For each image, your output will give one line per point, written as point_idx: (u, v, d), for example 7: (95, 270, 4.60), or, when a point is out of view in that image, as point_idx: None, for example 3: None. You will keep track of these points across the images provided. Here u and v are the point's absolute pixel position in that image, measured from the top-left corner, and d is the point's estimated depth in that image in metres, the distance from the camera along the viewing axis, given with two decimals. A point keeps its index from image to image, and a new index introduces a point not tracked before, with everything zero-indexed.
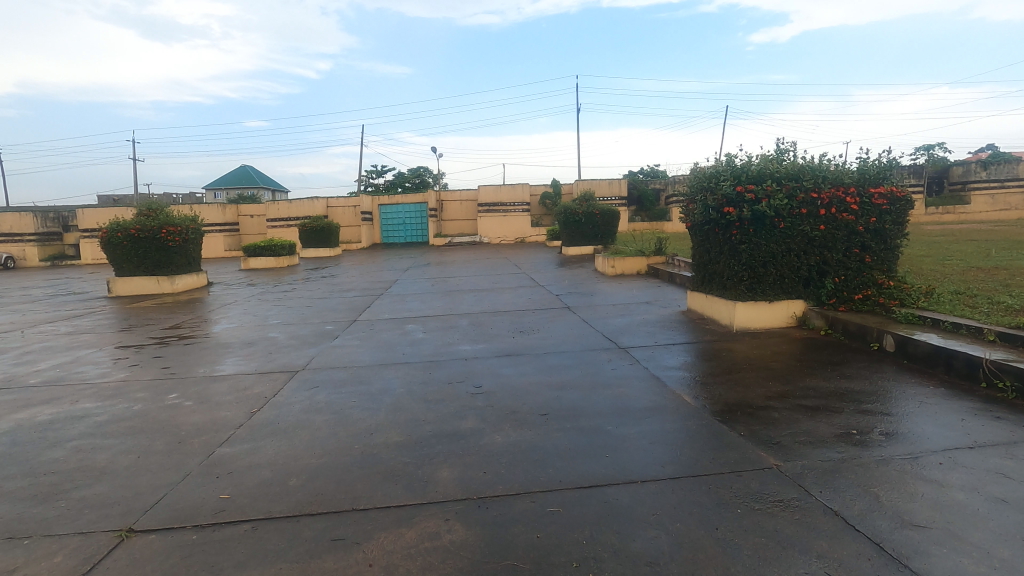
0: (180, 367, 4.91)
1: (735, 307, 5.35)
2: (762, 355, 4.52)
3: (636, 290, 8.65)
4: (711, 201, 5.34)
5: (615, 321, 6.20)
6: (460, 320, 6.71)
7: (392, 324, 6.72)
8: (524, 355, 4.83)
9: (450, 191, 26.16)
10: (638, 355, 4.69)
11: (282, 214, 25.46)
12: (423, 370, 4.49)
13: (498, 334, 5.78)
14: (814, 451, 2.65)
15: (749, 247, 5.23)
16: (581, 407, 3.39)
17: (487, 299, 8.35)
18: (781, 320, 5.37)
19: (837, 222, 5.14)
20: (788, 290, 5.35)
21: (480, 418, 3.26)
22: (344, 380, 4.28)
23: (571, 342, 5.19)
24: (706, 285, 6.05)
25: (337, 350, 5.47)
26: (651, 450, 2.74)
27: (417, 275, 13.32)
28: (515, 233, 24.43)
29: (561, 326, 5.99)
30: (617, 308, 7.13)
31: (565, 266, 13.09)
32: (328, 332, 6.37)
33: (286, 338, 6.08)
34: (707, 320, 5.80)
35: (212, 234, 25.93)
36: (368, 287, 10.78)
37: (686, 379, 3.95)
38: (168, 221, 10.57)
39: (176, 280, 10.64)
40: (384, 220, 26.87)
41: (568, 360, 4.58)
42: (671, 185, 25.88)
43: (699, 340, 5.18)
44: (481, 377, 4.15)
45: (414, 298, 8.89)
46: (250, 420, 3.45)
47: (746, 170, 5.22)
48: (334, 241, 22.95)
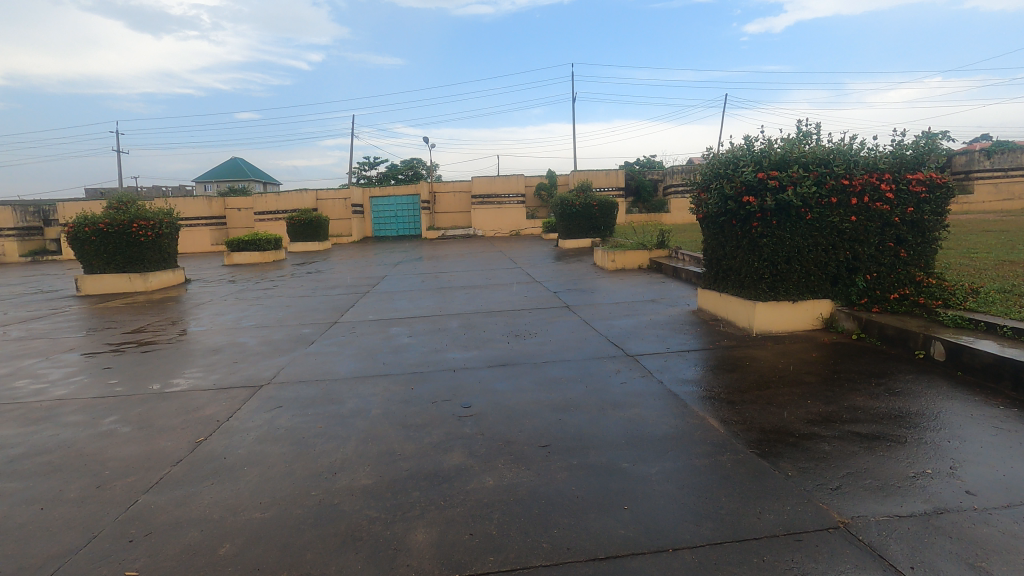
0: (130, 380, 4.34)
1: (755, 308, 4.80)
2: (790, 364, 3.98)
3: (638, 287, 8.09)
4: (729, 190, 4.79)
5: (620, 323, 5.66)
6: (449, 322, 6.14)
7: (375, 327, 6.14)
8: (520, 364, 4.28)
9: (443, 183, 25.51)
10: (649, 365, 4.15)
11: (271, 207, 24.77)
12: (405, 384, 3.92)
13: (491, 339, 5.21)
14: (886, 502, 2.10)
15: (771, 240, 4.68)
16: (589, 435, 2.84)
17: (479, 298, 7.78)
18: (805, 322, 4.83)
19: (870, 213, 4.59)
20: (814, 289, 4.80)
21: (467, 452, 2.70)
22: (312, 397, 3.72)
23: (572, 349, 4.63)
24: (720, 283, 5.50)
25: (311, 358, 4.90)
26: (679, 500, 2.19)
27: (407, 270, 12.73)
28: (509, 225, 23.84)
29: (561, 329, 5.44)
30: (620, 307, 6.58)
31: (561, 261, 12.52)
32: (304, 337, 5.80)
33: (256, 344, 5.50)
34: (721, 322, 5.26)
35: (198, 228, 25.21)
36: (354, 285, 10.19)
37: (708, 395, 3.41)
38: (139, 215, 9.91)
39: (149, 278, 10.02)
40: (375, 213, 26.19)
41: (569, 371, 4.03)
42: (668, 175, 25.29)
43: (714, 345, 4.63)
44: (470, 393, 3.60)
45: (402, 296, 8.30)
46: (192, 454, 2.88)
47: (769, 154, 4.67)
48: (324, 234, 22.29)
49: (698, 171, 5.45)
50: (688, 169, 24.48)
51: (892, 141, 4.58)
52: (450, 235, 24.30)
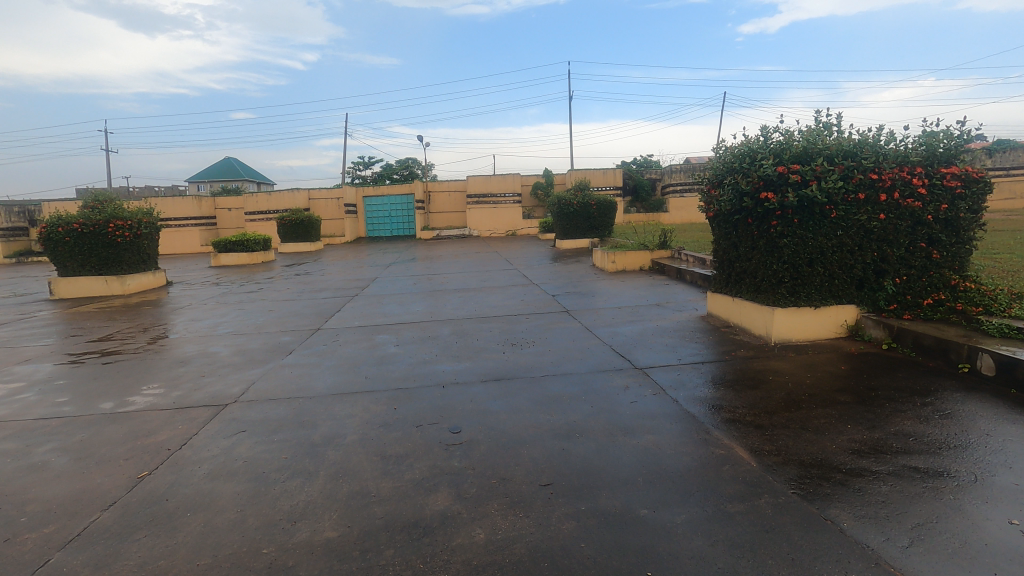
0: (84, 397, 3.90)
1: (774, 315, 4.40)
2: (818, 377, 3.58)
3: (641, 290, 7.69)
4: (745, 186, 4.38)
5: (624, 329, 5.25)
6: (441, 329, 5.72)
7: (361, 334, 5.72)
8: (517, 378, 3.86)
9: (438, 182, 25.08)
10: (660, 379, 3.73)
11: (262, 207, 24.28)
12: (388, 402, 3.50)
13: (485, 348, 4.78)
14: (974, 567, 1.69)
15: (792, 241, 4.26)
16: (598, 470, 2.42)
17: (473, 302, 7.36)
18: (828, 331, 4.43)
19: (900, 210, 4.19)
20: (838, 294, 4.39)
21: (455, 493, 2.28)
22: (282, 418, 3.29)
23: (574, 360, 4.22)
24: (732, 287, 5.10)
25: (287, 370, 4.45)
26: (714, 563, 1.77)
27: (400, 272, 12.29)
28: (505, 226, 23.43)
29: (561, 337, 5.03)
30: (623, 312, 6.17)
31: (559, 262, 12.09)
32: (283, 345, 5.35)
33: (230, 353, 5.07)
34: (735, 330, 4.85)
35: (187, 228, 24.68)
36: (343, 288, 9.74)
37: (732, 416, 3.00)
38: (116, 215, 9.44)
39: (127, 281, 9.54)
40: (369, 213, 25.72)
41: (572, 387, 3.62)
42: (666, 175, 24.90)
43: (730, 355, 4.23)
44: (461, 415, 3.18)
45: (393, 300, 7.88)
46: (131, 493, 2.45)
47: (790, 145, 4.25)
48: (316, 235, 21.83)
49: (710, 165, 5.04)
50: (686, 168, 24.11)
51: (925, 131, 4.17)
52: (446, 235, 23.86)
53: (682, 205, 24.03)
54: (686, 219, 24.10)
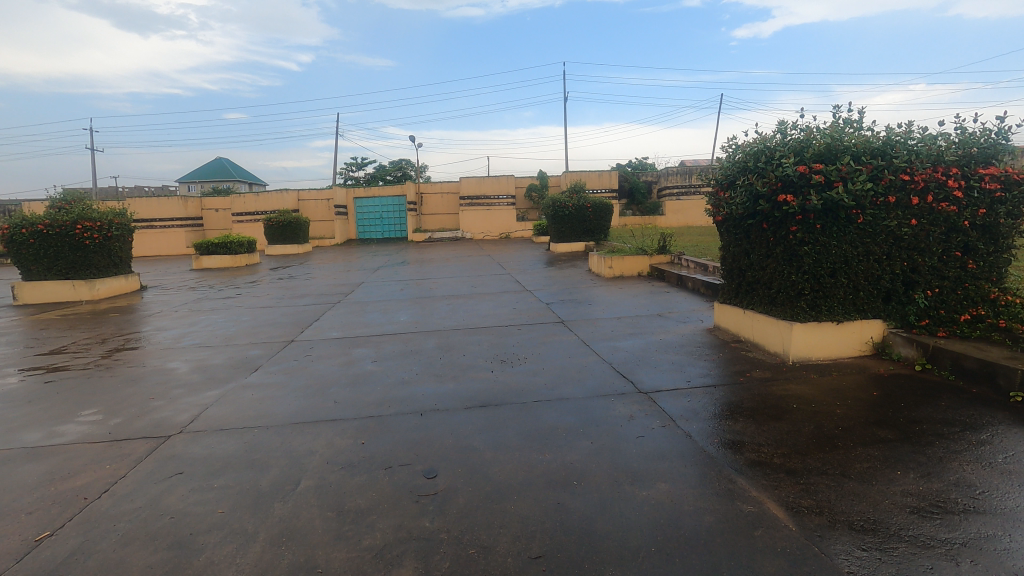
0: (9, 425, 3.41)
1: (792, 331, 3.96)
2: (850, 405, 3.13)
3: (641, 298, 7.25)
4: (762, 187, 3.94)
5: (625, 344, 4.79)
6: (425, 341, 5.25)
7: (338, 347, 5.23)
8: (506, 405, 3.39)
9: (430, 184, 24.60)
10: (668, 406, 3.28)
11: (250, 208, 23.71)
12: (355, 436, 3.02)
13: (472, 366, 4.32)
14: None
15: (814, 248, 3.83)
16: (601, 537, 1.96)
17: (461, 311, 6.90)
18: (851, 349, 3.99)
19: (933, 215, 3.76)
20: (863, 308, 3.96)
21: (423, 569, 1.81)
22: (228, 456, 2.81)
23: (570, 382, 3.76)
24: (744, 299, 4.66)
25: (249, 390, 3.97)
26: None
27: (387, 276, 11.81)
28: (499, 228, 22.98)
29: (556, 353, 4.56)
30: (623, 323, 5.73)
31: (554, 267, 11.65)
32: (250, 360, 4.87)
33: (189, 370, 4.58)
34: (747, 347, 4.41)
35: (173, 229, 24.07)
36: (326, 294, 9.24)
37: (757, 457, 2.54)
38: (84, 216, 8.91)
39: (96, 285, 9.00)
40: (360, 215, 25.20)
41: (568, 416, 3.16)
42: (663, 177, 24.49)
43: (745, 376, 3.78)
44: (437, 454, 2.71)
45: (377, 307, 7.40)
46: (21, 563, 1.97)
47: (811, 142, 3.82)
48: (304, 237, 21.30)
49: (720, 165, 4.60)
50: (683, 170, 23.69)
51: (962, 127, 3.74)
52: (438, 237, 23.37)
53: (679, 208, 23.75)
54: (683, 223, 23.79)
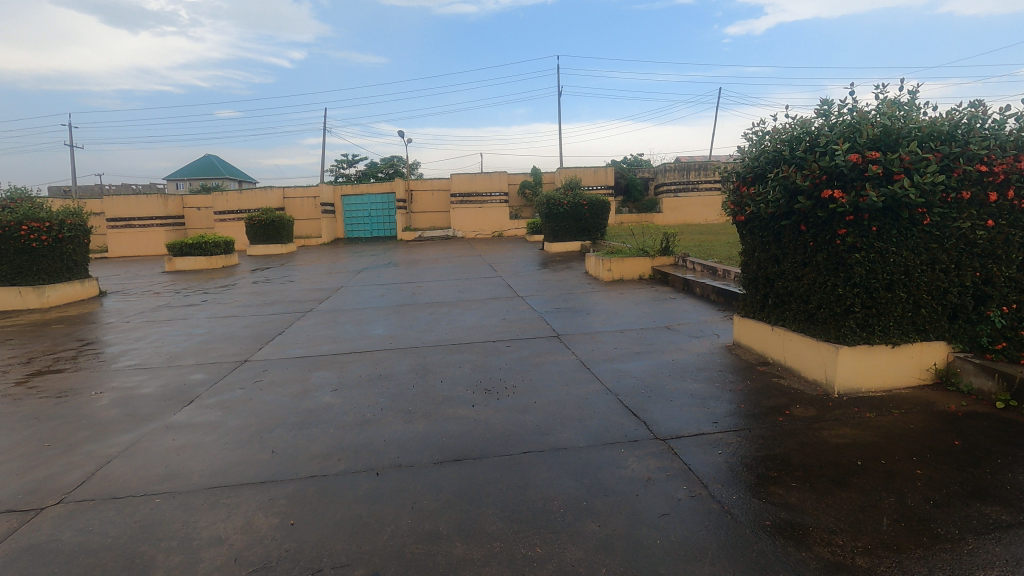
0: None
1: (839, 357, 3.26)
2: (931, 460, 2.43)
3: (645, 306, 6.53)
4: (803, 181, 3.23)
5: (633, 367, 4.07)
6: (399, 363, 4.51)
7: (297, 368, 4.49)
8: (487, 458, 2.66)
9: (420, 180, 23.82)
10: (694, 461, 2.56)
11: (233, 206, 22.86)
12: (286, 511, 2.28)
13: (448, 397, 3.58)
14: None
15: (868, 256, 3.11)
16: None
17: (446, 321, 6.16)
18: (910, 378, 3.29)
19: (1014, 215, 3.06)
20: (925, 328, 3.26)
21: None
22: (105, 547, 2.06)
23: (569, 425, 3.03)
24: (773, 314, 3.95)
25: (173, 432, 3.22)
26: None
27: (370, 279, 11.06)
28: (491, 226, 22.23)
29: (551, 380, 3.83)
30: (627, 338, 5.00)
31: (548, 268, 10.92)
32: (189, 387, 4.12)
33: (112, 402, 3.81)
34: (779, 373, 3.70)
35: (153, 229, 23.16)
36: (301, 300, 8.49)
37: (833, 556, 1.82)
38: (30, 215, 8.08)
39: (46, 292, 8.21)
40: (347, 213, 24.40)
41: (566, 478, 2.43)
42: (659, 173, 23.84)
43: (784, 412, 3.08)
44: (389, 547, 1.98)
45: (352, 317, 6.65)
46: None
47: (863, 124, 3.11)
48: (289, 236, 20.48)
49: (748, 154, 3.90)
50: (681, 166, 23.06)
51: None
52: (428, 236, 22.60)
53: (676, 205, 23.13)
54: (681, 220, 23.18)
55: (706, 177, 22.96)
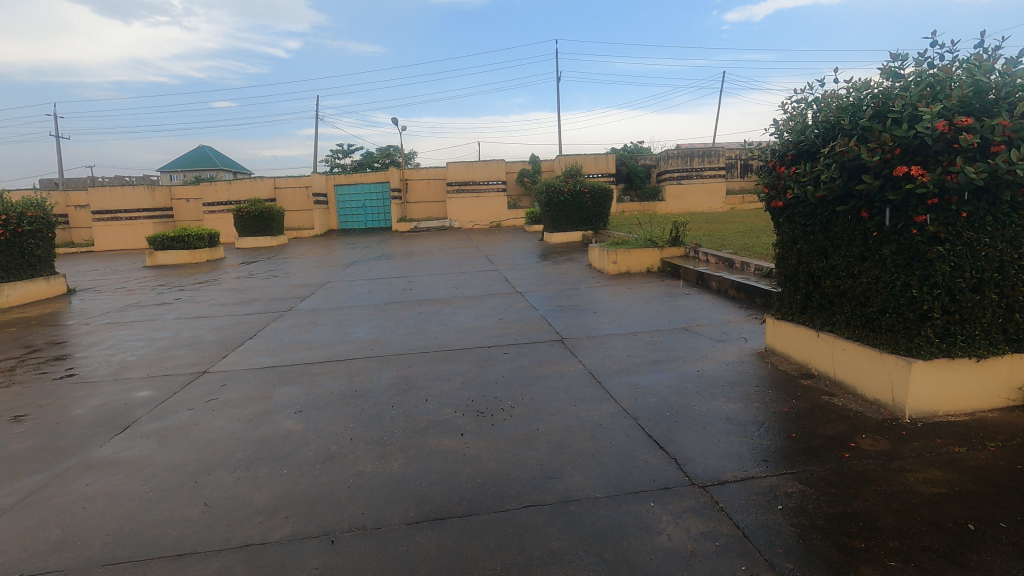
0: None
1: (912, 374, 2.65)
2: None
3: (657, 303, 5.91)
4: (870, 155, 2.60)
5: (652, 380, 3.46)
6: (379, 375, 3.90)
7: (260, 383, 3.88)
8: (478, 516, 2.06)
9: (415, 169, 23.10)
10: (747, 520, 1.96)
11: (222, 197, 22.14)
12: None
13: (433, 423, 2.97)
14: None
15: (955, 249, 2.49)
16: None
17: (436, 322, 5.54)
18: (995, 399, 2.70)
19: None
20: (1015, 338, 2.65)
21: None
22: None
23: (581, 464, 2.42)
24: (819, 317, 3.35)
25: (90, 473, 2.60)
26: None
27: (359, 273, 10.43)
28: (489, 216, 21.54)
29: (556, 399, 3.23)
30: (641, 343, 4.39)
31: (549, 261, 10.29)
32: (130, 407, 3.50)
33: (33, 429, 3.21)
34: (829, 390, 3.09)
35: (139, 221, 22.42)
36: (281, 297, 7.86)
37: None
38: None
39: (6, 291, 7.60)
40: (340, 204, 23.69)
41: (582, 549, 1.83)
42: (662, 160, 23.16)
43: (848, 443, 2.48)
44: None
45: (334, 318, 6.03)
46: None
47: (947, 83, 2.50)
48: (279, 228, 19.80)
49: (789, 128, 3.28)
50: (684, 152, 22.42)
51: None
52: (424, 227, 21.91)
53: (679, 193, 22.44)
54: (684, 209, 22.51)
55: (709, 164, 22.34)
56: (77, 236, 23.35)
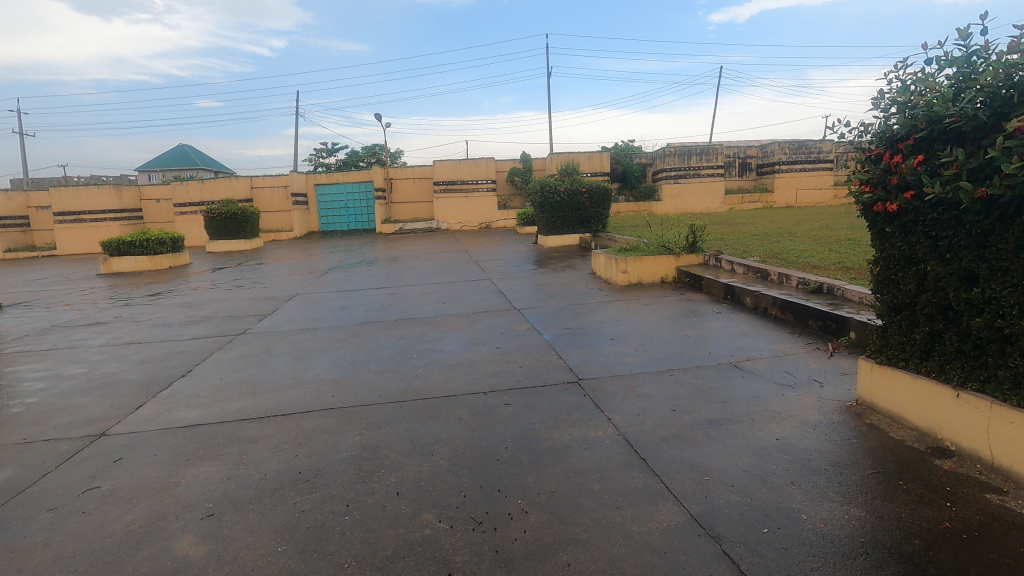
0: None
1: None
2: None
3: (684, 325, 4.92)
4: None
5: (720, 457, 2.46)
6: (338, 442, 2.86)
7: (172, 454, 2.82)
8: None
9: (401, 168, 21.96)
10: None
11: (194, 198, 20.82)
12: None
13: (407, 548, 1.94)
14: None
15: None
16: None
17: (418, 353, 4.50)
18: None
19: None
20: None
21: None
22: None
23: None
24: (957, 368, 2.38)
25: None
26: None
27: (335, 282, 9.34)
28: (478, 217, 20.51)
29: (588, 496, 2.21)
30: (682, 386, 3.40)
31: (546, 268, 9.28)
32: None
33: None
34: (994, 483, 2.12)
35: (105, 224, 21.06)
36: (239, 314, 6.74)
37: None
38: None
39: None
40: (321, 204, 22.49)
41: None
42: (658, 158, 22.27)
43: None
44: None
45: (294, 345, 4.98)
46: None
47: None
48: (254, 231, 18.57)
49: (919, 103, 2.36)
50: (682, 150, 21.57)
51: None
52: (410, 228, 20.81)
53: (677, 193, 21.60)
54: (681, 209, 21.68)
55: (707, 162, 21.52)
56: (39, 238, 21.90)
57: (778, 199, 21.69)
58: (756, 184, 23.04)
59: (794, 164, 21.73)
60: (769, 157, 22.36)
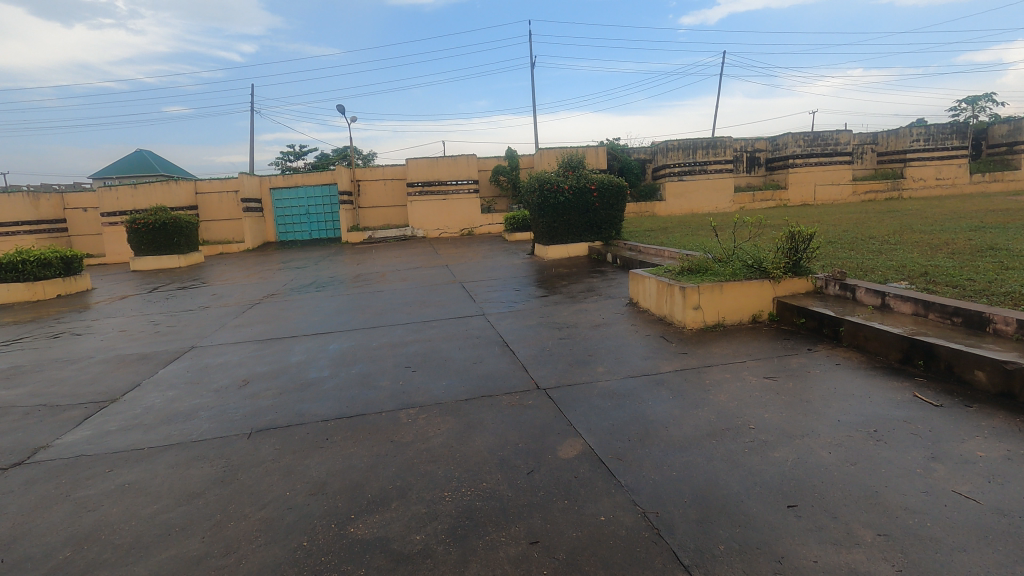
0: None
1: None
2: None
3: (910, 448, 2.39)
4: None
5: None
6: None
7: None
8: None
9: (369, 168, 19.20)
10: None
11: (123, 206, 17.71)
12: None
13: None
14: None
15: None
16: None
17: (344, 566, 1.87)
18: None
19: None
20: None
21: None
22: None
23: None
24: None
25: None
26: None
27: (264, 319, 6.59)
28: (459, 222, 17.87)
29: None
30: None
31: (560, 294, 6.71)
32: None
33: None
34: None
35: (17, 236, 17.83)
36: (64, 398, 3.97)
37: None
38: None
39: None
40: (278, 211, 19.60)
41: None
42: (659, 153, 19.92)
43: None
44: None
45: (87, 517, 2.31)
46: None
47: None
48: (192, 244, 15.61)
49: None
50: (686, 143, 19.27)
51: None
52: (380, 236, 18.06)
53: (680, 191, 19.26)
54: (686, 209, 19.35)
55: (714, 157, 19.23)
56: None
57: (792, 196, 19.55)
58: (766, 181, 20.88)
59: (809, 158, 19.56)
60: (780, 150, 20.15)
